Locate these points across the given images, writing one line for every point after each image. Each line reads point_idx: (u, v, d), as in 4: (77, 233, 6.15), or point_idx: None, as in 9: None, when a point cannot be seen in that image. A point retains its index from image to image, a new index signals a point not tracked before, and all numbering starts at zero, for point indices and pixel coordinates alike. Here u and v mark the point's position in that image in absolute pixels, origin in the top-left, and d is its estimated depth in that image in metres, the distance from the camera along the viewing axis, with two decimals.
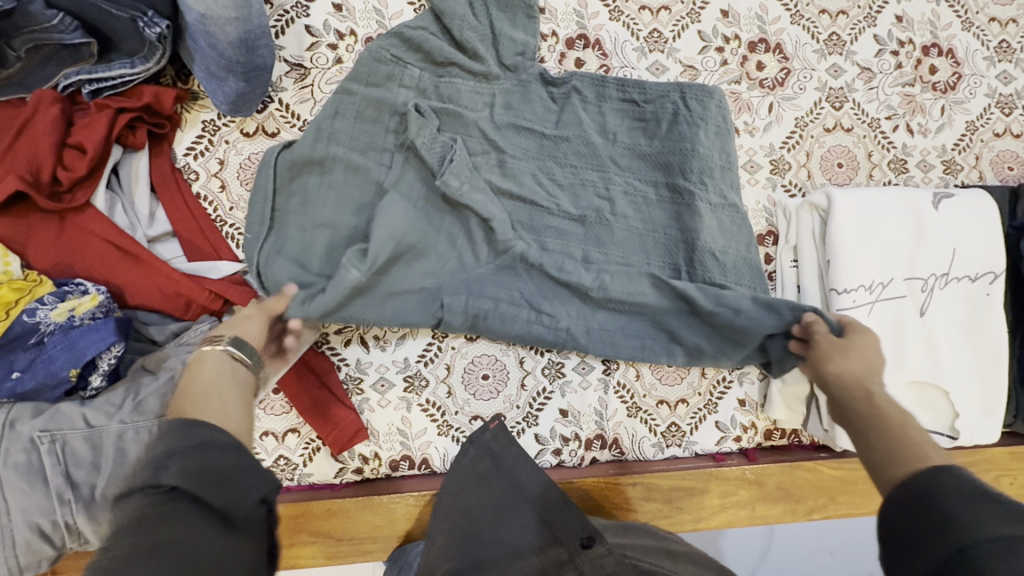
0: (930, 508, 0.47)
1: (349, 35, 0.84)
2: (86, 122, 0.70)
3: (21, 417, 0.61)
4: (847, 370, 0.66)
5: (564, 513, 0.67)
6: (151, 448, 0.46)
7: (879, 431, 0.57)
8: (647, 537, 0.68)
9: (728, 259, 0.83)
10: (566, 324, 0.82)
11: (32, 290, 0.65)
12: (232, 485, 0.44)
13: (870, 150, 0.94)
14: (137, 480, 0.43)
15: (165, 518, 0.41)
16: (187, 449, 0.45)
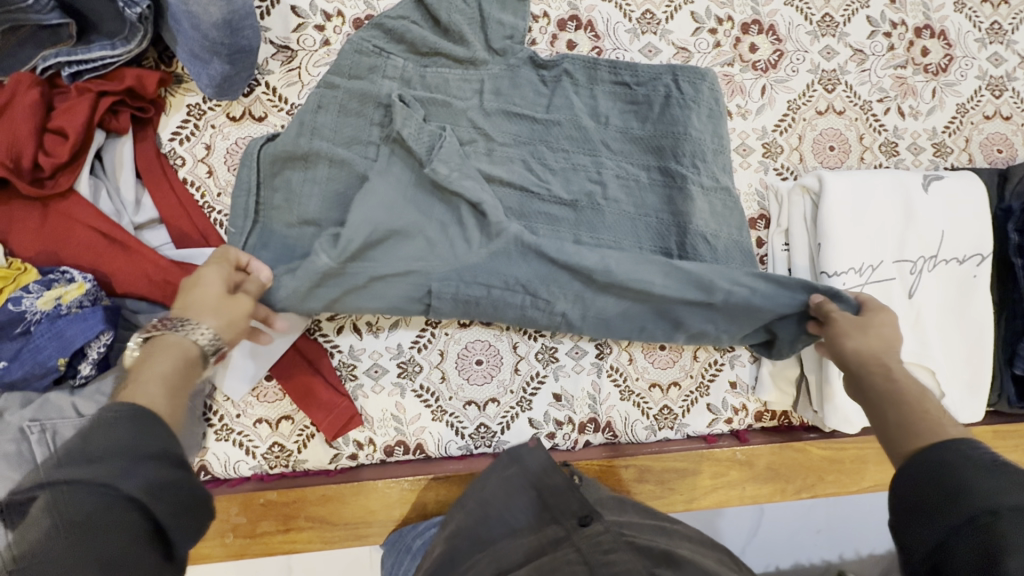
0: (948, 478, 0.48)
1: (336, 16, 0.82)
2: (66, 106, 0.68)
3: (10, 408, 0.61)
4: (862, 345, 0.65)
5: (566, 493, 0.64)
6: (112, 433, 0.45)
7: (894, 405, 0.58)
8: (645, 517, 0.67)
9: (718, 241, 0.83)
10: (562, 309, 0.79)
11: (17, 278, 0.63)
12: (191, 511, 0.47)
13: (862, 133, 0.94)
14: (99, 473, 0.43)
15: (112, 529, 0.42)
16: (162, 460, 0.46)
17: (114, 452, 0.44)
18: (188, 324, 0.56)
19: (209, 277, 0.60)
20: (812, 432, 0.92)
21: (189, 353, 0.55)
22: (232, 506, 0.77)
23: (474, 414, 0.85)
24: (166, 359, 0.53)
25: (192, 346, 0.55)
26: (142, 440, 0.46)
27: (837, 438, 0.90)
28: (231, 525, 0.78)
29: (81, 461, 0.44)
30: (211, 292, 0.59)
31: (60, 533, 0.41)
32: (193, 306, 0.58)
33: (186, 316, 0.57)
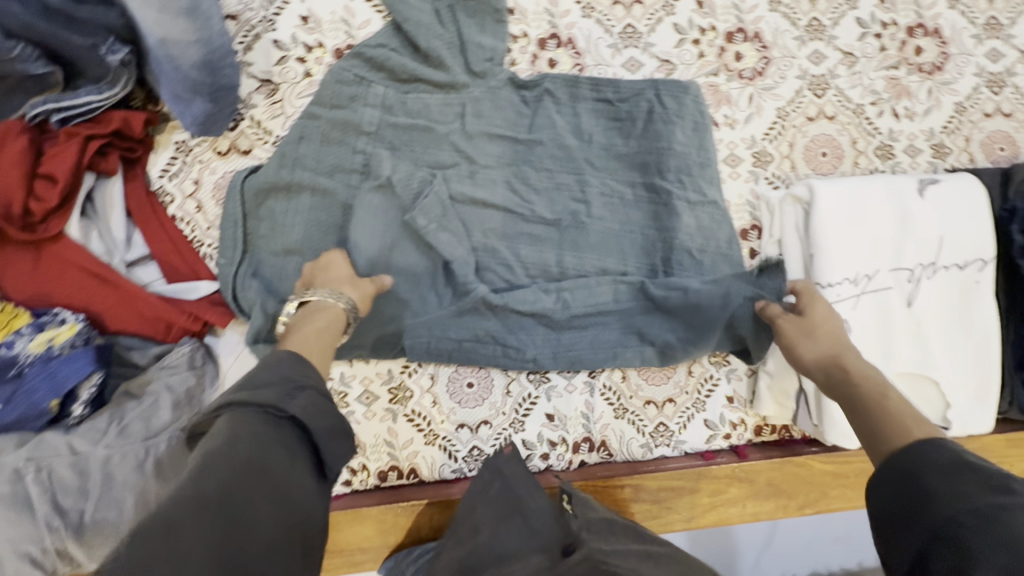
0: (912, 482, 0.50)
1: (317, 47, 0.83)
2: (56, 151, 0.70)
3: (4, 450, 0.63)
4: (822, 350, 0.68)
5: (551, 521, 0.65)
6: (271, 372, 0.51)
7: (863, 408, 0.60)
8: (632, 541, 0.66)
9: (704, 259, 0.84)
10: (533, 355, 0.82)
11: (9, 322, 0.66)
12: (337, 440, 0.51)
13: (855, 137, 0.92)
14: (265, 396, 0.48)
15: (284, 445, 0.47)
16: (312, 393, 0.51)
17: (277, 384, 0.50)
18: (336, 293, 0.68)
19: (338, 263, 0.74)
20: (812, 445, 0.90)
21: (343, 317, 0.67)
22: None
23: (467, 437, 0.85)
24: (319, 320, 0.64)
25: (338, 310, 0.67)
26: (296, 375, 0.52)
27: (840, 451, 0.88)
28: None
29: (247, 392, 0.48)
30: (343, 272, 0.72)
31: (238, 447, 0.44)
32: (334, 281, 0.70)
33: (333, 288, 0.69)
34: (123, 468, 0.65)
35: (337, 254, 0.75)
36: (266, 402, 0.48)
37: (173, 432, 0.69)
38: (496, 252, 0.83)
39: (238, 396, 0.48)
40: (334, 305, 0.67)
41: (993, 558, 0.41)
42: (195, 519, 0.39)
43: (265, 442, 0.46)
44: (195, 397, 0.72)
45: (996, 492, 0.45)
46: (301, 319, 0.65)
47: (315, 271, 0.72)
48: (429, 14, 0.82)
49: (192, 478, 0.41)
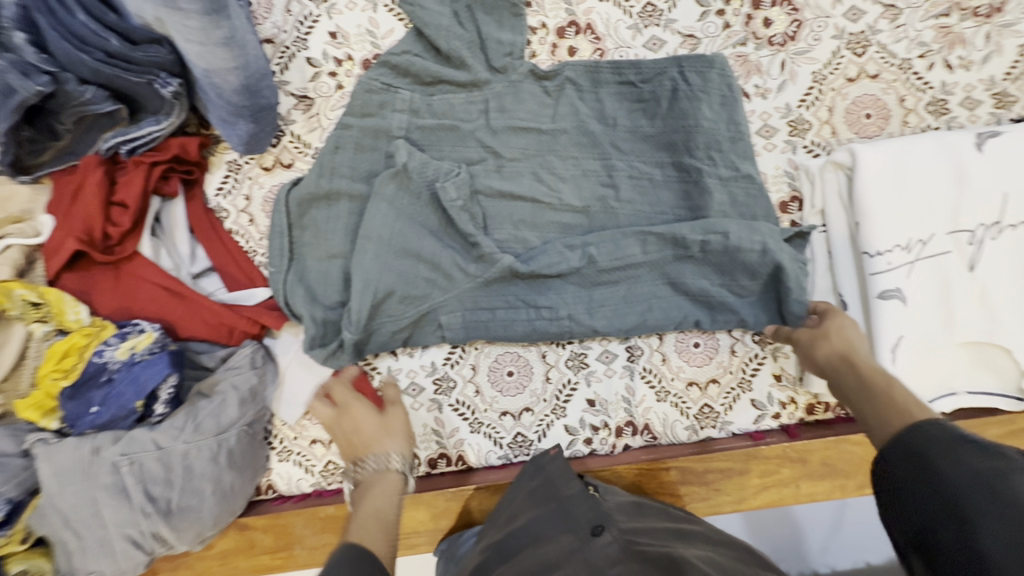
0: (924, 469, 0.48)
1: (346, 61, 0.88)
2: (126, 179, 0.78)
3: (104, 444, 0.70)
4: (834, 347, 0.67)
5: (582, 502, 0.65)
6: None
7: (868, 404, 0.59)
8: (663, 520, 0.67)
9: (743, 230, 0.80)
10: (566, 312, 0.83)
11: (98, 334, 0.73)
12: None
13: (902, 95, 0.86)
14: None
15: None
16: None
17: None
18: (381, 456, 0.70)
19: (365, 416, 0.74)
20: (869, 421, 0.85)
21: (395, 474, 0.70)
22: (296, 520, 0.85)
23: (511, 424, 0.87)
24: (377, 498, 0.67)
25: (395, 472, 0.70)
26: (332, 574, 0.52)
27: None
28: (297, 538, 0.85)
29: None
30: (375, 424, 0.73)
31: None
32: (370, 440, 0.72)
33: (372, 450, 0.71)
34: (200, 460, 0.74)
35: (358, 402, 0.76)
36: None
37: (240, 427, 0.77)
38: (527, 243, 0.85)
39: None
40: (384, 472, 0.70)
41: (1000, 518, 0.42)
42: None
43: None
44: (258, 395, 0.80)
45: (988, 456, 0.46)
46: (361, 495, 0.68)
47: (349, 433, 0.73)
48: (448, 17, 0.85)
49: None
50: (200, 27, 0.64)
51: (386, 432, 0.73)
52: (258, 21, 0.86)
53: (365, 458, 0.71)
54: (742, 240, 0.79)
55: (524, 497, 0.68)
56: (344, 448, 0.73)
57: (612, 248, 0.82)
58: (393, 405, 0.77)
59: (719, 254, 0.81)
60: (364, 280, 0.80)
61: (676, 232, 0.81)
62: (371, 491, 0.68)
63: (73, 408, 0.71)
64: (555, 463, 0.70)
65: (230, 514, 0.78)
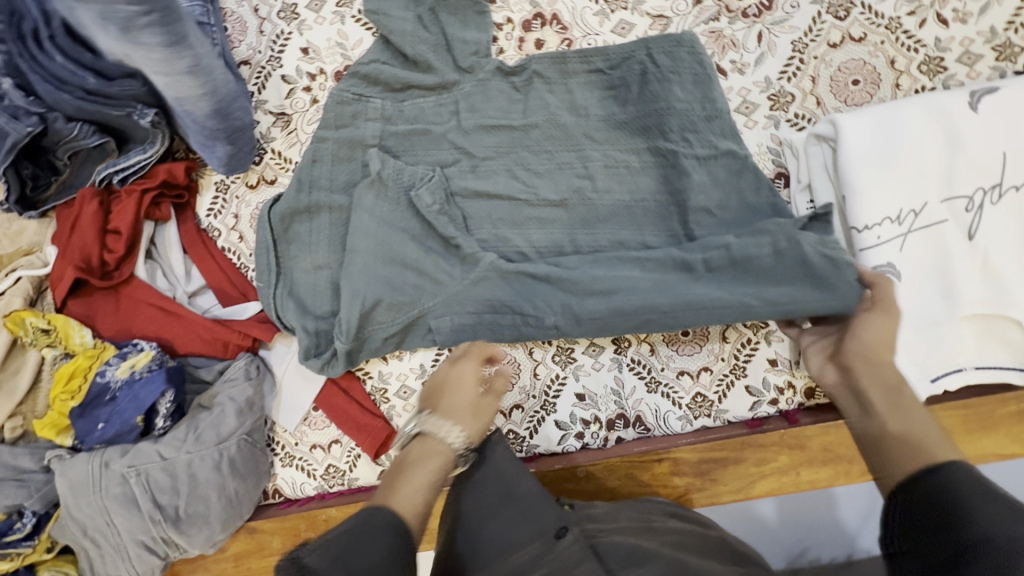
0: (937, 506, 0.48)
1: (319, 74, 0.90)
2: (119, 208, 0.82)
3: (113, 458, 0.75)
4: (868, 339, 0.63)
5: (544, 505, 0.64)
6: (341, 554, 0.50)
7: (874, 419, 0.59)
8: (633, 519, 0.66)
9: (755, 233, 0.74)
10: (553, 323, 0.80)
11: (99, 355, 0.78)
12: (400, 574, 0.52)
13: (893, 56, 0.81)
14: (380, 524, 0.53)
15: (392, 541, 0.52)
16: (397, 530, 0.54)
17: (338, 557, 0.50)
18: (451, 428, 0.66)
19: (466, 389, 0.70)
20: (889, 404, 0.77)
21: (443, 457, 0.64)
22: (301, 522, 0.88)
23: (502, 422, 0.87)
24: (424, 464, 0.63)
25: (447, 449, 0.65)
26: (358, 540, 0.52)
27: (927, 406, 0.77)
28: (303, 539, 0.88)
29: (304, 552, 0.51)
30: (464, 404, 0.69)
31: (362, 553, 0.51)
32: (451, 412, 0.68)
33: (449, 416, 0.67)
34: (204, 468, 0.78)
35: (467, 372, 0.72)
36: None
37: (240, 436, 0.81)
38: (507, 241, 0.85)
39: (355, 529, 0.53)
40: (447, 442, 0.65)
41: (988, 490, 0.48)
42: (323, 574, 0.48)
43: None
44: (255, 404, 0.83)
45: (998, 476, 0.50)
46: (412, 455, 0.65)
47: (445, 393, 0.70)
48: (412, 21, 0.85)
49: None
50: (164, 59, 0.66)
51: (468, 408, 0.69)
52: (234, 44, 0.91)
53: (439, 418, 0.67)
54: (747, 250, 0.73)
55: (478, 496, 0.66)
56: (432, 397, 0.71)
57: (599, 270, 0.79)
58: (494, 394, 0.72)
59: (724, 270, 0.75)
60: (350, 290, 0.82)
61: (674, 256, 0.77)
62: (421, 452, 0.64)
63: (83, 425, 0.76)
64: (504, 454, 0.69)
65: (236, 518, 0.82)
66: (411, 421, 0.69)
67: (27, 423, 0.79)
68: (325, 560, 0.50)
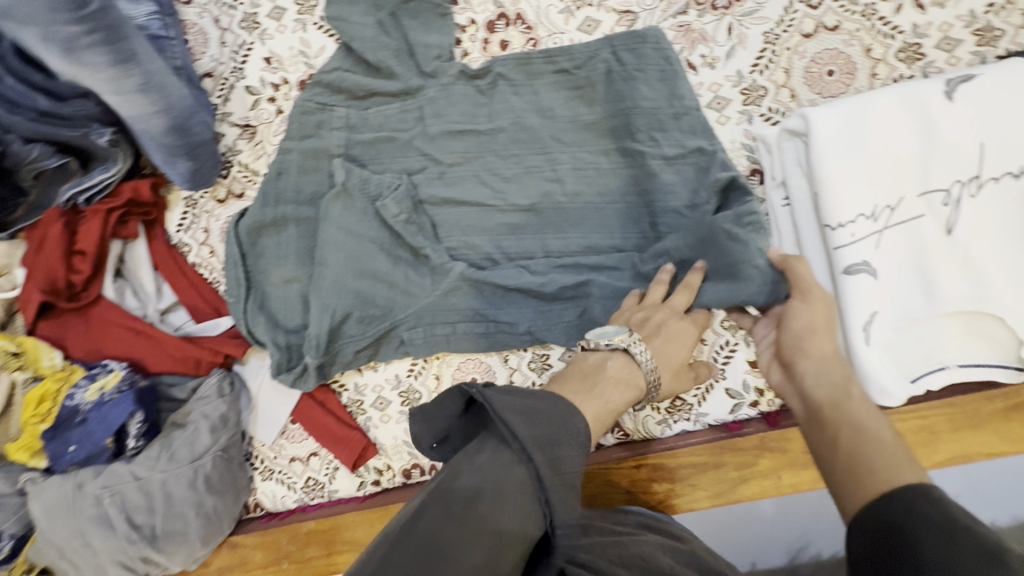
0: (891, 529, 0.42)
1: (283, 84, 0.88)
2: (84, 228, 0.82)
3: (86, 479, 0.75)
4: (800, 330, 0.63)
5: None
6: (529, 421, 0.50)
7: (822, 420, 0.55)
8: (605, 532, 0.64)
9: (691, 230, 0.73)
10: (527, 327, 0.81)
11: (68, 377, 0.78)
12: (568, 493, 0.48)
13: (869, 44, 0.78)
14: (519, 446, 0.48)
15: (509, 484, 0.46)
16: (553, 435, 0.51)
17: (541, 438, 0.49)
18: (653, 367, 0.66)
19: (686, 337, 0.69)
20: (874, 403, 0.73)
21: (639, 393, 0.66)
22: (282, 536, 0.88)
23: None
24: (609, 394, 0.65)
25: (642, 388, 0.67)
26: (551, 428, 0.51)
27: (914, 404, 0.75)
28: (285, 553, 0.88)
29: (501, 393, 0.52)
30: (683, 357, 0.69)
31: (501, 471, 0.46)
32: (666, 354, 0.68)
33: (658, 354, 0.67)
34: (178, 486, 0.78)
35: (692, 326, 0.70)
36: (458, 429, 0.55)
37: (215, 453, 0.80)
38: (478, 248, 0.83)
39: (496, 450, 0.48)
40: (644, 381, 0.66)
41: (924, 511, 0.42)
42: (449, 506, 0.43)
43: (517, 483, 0.46)
44: (229, 420, 0.83)
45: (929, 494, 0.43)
46: (612, 374, 0.66)
47: (665, 335, 0.68)
48: (373, 27, 0.83)
49: (460, 502, 0.43)
50: (110, 79, 0.66)
51: (685, 348, 0.70)
52: (196, 57, 0.90)
53: (652, 351, 0.67)
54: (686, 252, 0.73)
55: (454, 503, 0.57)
56: (645, 327, 0.69)
57: (568, 274, 0.80)
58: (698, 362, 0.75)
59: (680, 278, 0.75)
60: (321, 304, 0.80)
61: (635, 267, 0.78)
62: (609, 375, 0.66)
63: (55, 447, 0.76)
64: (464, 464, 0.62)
65: (218, 534, 0.82)
66: (625, 339, 0.67)
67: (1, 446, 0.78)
68: (526, 425, 0.49)
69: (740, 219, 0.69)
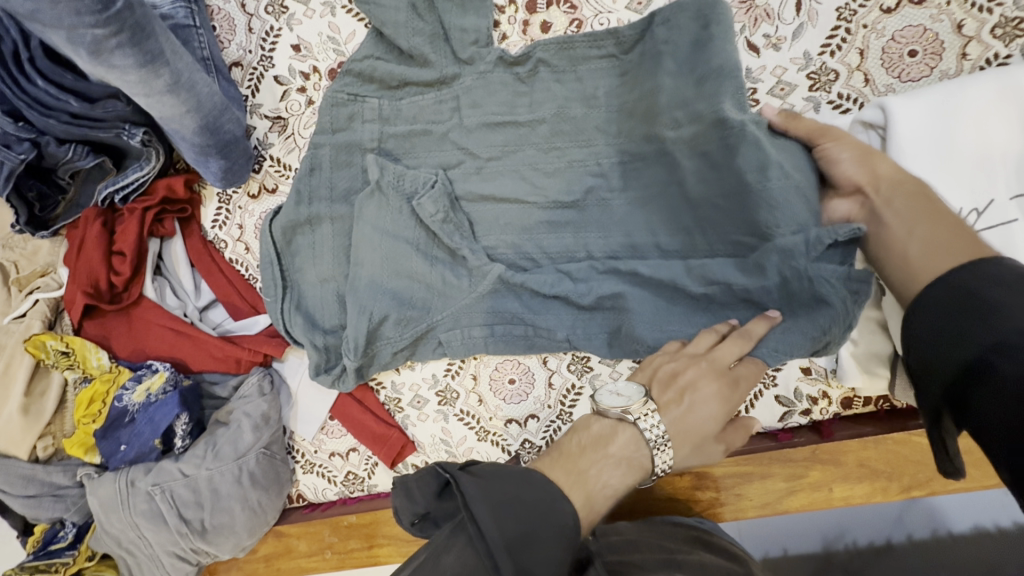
0: (964, 295, 0.46)
1: (313, 73, 0.84)
2: (122, 228, 0.82)
3: (138, 476, 0.77)
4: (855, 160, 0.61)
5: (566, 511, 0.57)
6: (505, 514, 0.46)
7: (884, 239, 0.56)
8: (657, 552, 0.62)
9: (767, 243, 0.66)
10: (564, 335, 0.78)
11: (116, 379, 0.80)
12: None
13: (960, 19, 0.69)
14: (489, 537, 0.45)
15: None
16: (539, 520, 0.47)
17: (513, 538, 0.45)
18: (657, 431, 0.57)
19: (715, 406, 0.60)
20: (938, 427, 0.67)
21: (643, 475, 0.56)
22: (324, 528, 0.89)
23: (517, 431, 0.84)
24: (604, 476, 0.55)
25: (646, 468, 0.57)
26: (530, 518, 0.47)
27: None
28: (328, 544, 0.90)
29: (472, 476, 0.50)
30: (707, 427, 0.59)
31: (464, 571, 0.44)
32: (681, 425, 0.59)
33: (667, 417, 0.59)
34: (225, 483, 0.79)
35: (727, 388, 0.61)
36: (438, 508, 0.52)
37: (258, 451, 0.81)
38: (517, 247, 0.80)
39: (458, 538, 0.46)
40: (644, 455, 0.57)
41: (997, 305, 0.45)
42: None
43: None
44: (270, 418, 0.83)
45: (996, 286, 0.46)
46: (615, 449, 0.57)
47: (687, 403, 0.60)
48: (406, 10, 0.78)
49: None
50: (140, 80, 0.64)
51: (713, 415, 0.59)
52: (224, 45, 0.86)
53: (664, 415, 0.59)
54: (752, 291, 0.65)
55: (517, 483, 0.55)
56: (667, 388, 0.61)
57: (608, 282, 0.76)
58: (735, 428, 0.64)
59: (732, 305, 0.68)
60: (357, 306, 0.79)
61: (676, 281, 0.71)
62: (608, 447, 0.57)
63: (106, 446, 0.78)
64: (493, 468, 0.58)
65: (263, 525, 0.84)
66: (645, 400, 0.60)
67: (58, 442, 0.82)
68: (497, 521, 0.46)
69: (846, 275, 0.59)
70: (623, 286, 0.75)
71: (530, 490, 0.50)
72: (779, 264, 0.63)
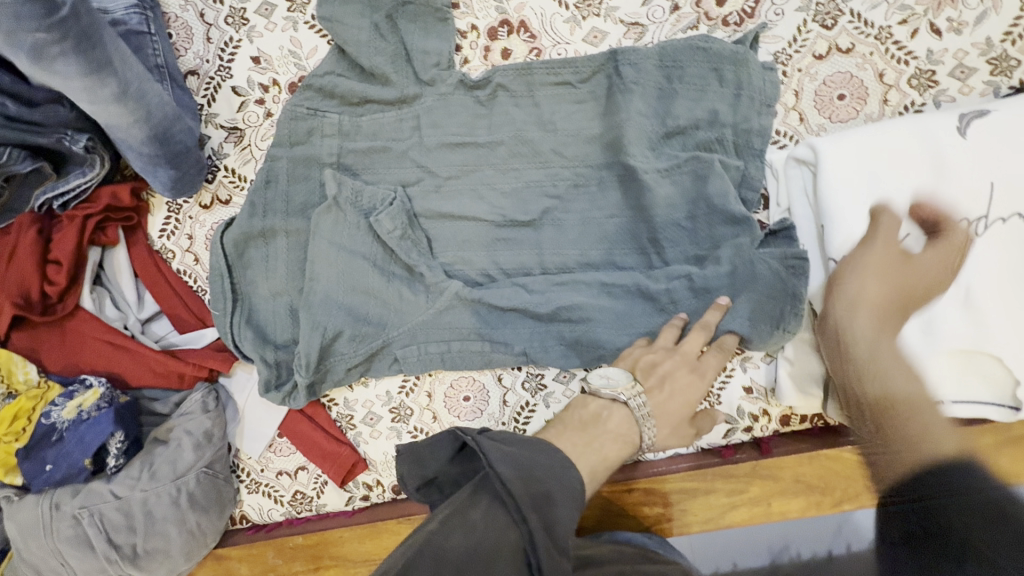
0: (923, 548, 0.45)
1: (272, 86, 0.84)
2: (60, 235, 0.79)
3: (63, 499, 0.73)
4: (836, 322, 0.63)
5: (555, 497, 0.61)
6: (523, 476, 0.52)
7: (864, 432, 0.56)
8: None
9: (720, 261, 0.73)
10: (521, 347, 0.79)
11: (44, 395, 0.77)
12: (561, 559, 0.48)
13: (882, 69, 0.76)
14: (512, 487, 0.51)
15: (496, 545, 0.47)
16: (552, 485, 0.53)
17: (535, 496, 0.51)
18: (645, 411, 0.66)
19: (689, 392, 0.69)
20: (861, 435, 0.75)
21: (633, 449, 0.65)
22: (268, 549, 0.84)
23: None
24: (607, 447, 0.63)
25: (637, 443, 0.66)
26: (547, 481, 0.53)
27: None
28: (270, 567, 0.85)
29: (493, 441, 0.56)
30: (681, 412, 0.69)
31: (492, 527, 0.48)
32: (662, 411, 0.68)
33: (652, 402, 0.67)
34: (161, 505, 0.76)
35: (698, 379, 0.70)
36: (446, 472, 0.58)
37: (199, 470, 0.78)
38: (475, 264, 0.81)
39: (481, 496, 0.51)
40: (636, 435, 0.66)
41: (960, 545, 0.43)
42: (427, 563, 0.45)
43: (509, 544, 0.48)
44: (214, 436, 0.80)
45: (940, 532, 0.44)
46: (613, 423, 0.65)
47: (666, 392, 0.68)
48: (368, 30, 0.79)
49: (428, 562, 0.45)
50: (85, 88, 0.63)
51: (683, 395, 0.69)
52: (179, 52, 0.85)
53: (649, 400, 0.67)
54: (709, 278, 0.73)
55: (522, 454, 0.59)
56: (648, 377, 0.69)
57: (565, 290, 0.78)
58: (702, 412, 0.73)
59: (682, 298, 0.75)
60: (311, 322, 0.78)
61: (639, 284, 0.76)
62: (607, 419, 0.65)
63: (29, 467, 0.74)
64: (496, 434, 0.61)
65: (202, 548, 0.80)
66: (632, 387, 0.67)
67: None
68: (519, 478, 0.51)
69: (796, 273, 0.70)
70: (575, 304, 0.77)
71: (538, 459, 0.55)
72: (733, 256, 0.72)
